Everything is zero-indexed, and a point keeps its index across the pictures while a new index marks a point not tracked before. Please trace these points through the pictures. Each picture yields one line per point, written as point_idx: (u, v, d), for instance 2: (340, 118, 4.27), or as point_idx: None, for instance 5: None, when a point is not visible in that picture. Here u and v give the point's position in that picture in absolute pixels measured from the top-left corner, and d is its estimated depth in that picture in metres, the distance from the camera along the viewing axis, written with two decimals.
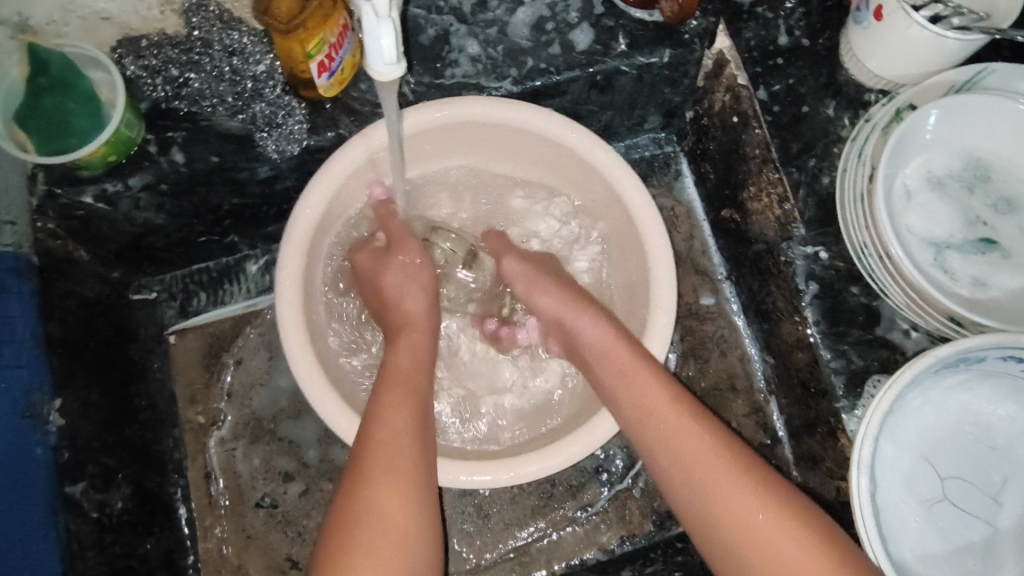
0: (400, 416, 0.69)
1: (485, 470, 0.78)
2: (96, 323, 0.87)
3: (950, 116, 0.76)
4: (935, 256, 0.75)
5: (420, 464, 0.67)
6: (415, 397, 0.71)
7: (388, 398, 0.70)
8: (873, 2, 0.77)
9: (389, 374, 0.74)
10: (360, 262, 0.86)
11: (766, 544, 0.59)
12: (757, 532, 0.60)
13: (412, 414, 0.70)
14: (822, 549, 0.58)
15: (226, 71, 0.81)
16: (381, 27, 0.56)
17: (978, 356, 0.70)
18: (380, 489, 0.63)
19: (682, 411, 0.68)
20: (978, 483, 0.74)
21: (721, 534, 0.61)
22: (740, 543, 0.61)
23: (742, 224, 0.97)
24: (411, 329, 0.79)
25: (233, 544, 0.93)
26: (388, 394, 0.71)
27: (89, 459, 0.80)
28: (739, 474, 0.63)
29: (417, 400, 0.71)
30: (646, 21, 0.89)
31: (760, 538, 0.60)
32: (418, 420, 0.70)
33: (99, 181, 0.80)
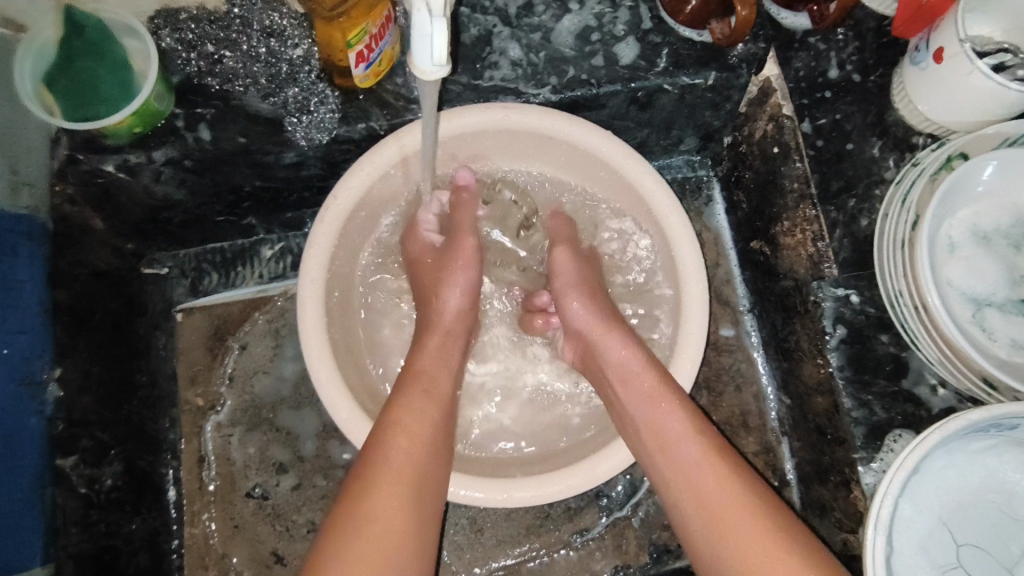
0: (411, 415, 0.67)
1: (481, 488, 0.75)
2: (104, 294, 0.85)
3: (1002, 169, 0.73)
4: (974, 313, 0.72)
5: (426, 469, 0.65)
6: (431, 398, 0.69)
7: (401, 396, 0.69)
8: (933, 44, 0.75)
9: (407, 373, 0.72)
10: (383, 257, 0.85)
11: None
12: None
13: (425, 416, 0.68)
14: None
15: (261, 52, 0.79)
16: (432, 24, 0.53)
17: (1011, 423, 0.66)
18: (382, 487, 0.61)
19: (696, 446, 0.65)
20: (996, 554, 0.71)
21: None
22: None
23: (771, 257, 0.94)
24: (434, 328, 0.77)
25: (219, 532, 0.90)
26: (402, 393, 0.69)
27: (83, 433, 0.78)
28: (753, 516, 0.60)
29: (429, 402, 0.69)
30: (694, 41, 0.87)
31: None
32: (431, 423, 0.68)
33: (122, 151, 0.78)
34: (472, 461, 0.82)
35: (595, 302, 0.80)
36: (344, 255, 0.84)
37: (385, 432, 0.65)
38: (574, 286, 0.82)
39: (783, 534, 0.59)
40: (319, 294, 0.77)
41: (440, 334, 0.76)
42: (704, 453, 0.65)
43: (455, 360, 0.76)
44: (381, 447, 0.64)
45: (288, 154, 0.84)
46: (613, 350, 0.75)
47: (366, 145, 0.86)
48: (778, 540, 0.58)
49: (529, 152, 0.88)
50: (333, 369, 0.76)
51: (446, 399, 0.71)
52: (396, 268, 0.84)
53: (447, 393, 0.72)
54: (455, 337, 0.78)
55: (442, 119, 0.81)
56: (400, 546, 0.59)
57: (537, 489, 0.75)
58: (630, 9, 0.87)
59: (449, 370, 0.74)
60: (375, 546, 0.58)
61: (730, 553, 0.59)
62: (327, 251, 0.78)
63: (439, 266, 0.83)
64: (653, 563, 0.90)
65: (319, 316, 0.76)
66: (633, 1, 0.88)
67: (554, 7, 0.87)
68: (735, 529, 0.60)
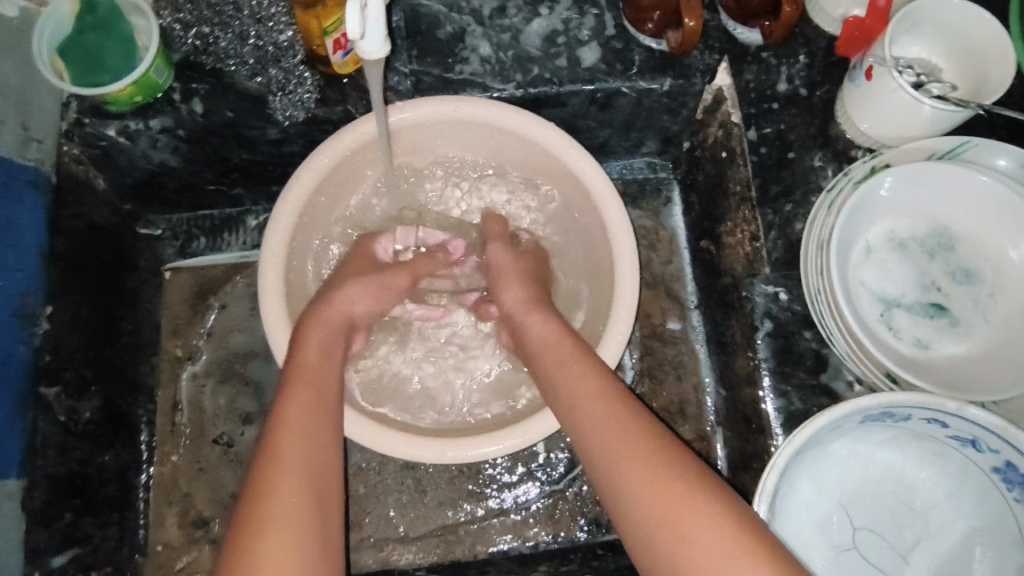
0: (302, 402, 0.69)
1: (420, 444, 0.81)
2: (98, 247, 0.94)
3: (920, 182, 0.78)
4: (882, 311, 0.77)
5: (319, 465, 0.66)
6: (317, 390, 0.72)
7: (287, 393, 0.70)
8: (864, 62, 0.80)
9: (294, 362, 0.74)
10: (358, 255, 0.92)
11: (679, 531, 0.59)
12: (675, 521, 0.59)
13: (315, 409, 0.70)
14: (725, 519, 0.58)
15: (250, 36, 0.86)
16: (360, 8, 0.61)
17: (903, 414, 0.72)
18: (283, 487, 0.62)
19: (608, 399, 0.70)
20: (891, 540, 0.75)
21: (648, 519, 0.61)
22: (662, 531, 0.59)
23: (716, 255, 1.00)
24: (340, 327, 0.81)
25: (185, 472, 0.99)
26: (289, 386, 0.71)
27: (67, 367, 0.86)
28: (662, 461, 0.63)
29: (317, 389, 0.72)
30: (654, 50, 0.93)
31: (676, 526, 0.59)
32: (320, 417, 0.70)
33: (123, 117, 0.87)
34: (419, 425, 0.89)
35: (528, 295, 0.85)
36: (312, 227, 0.92)
37: (277, 432, 0.67)
38: (508, 282, 0.88)
39: (702, 487, 0.61)
40: (278, 258, 0.85)
41: (319, 324, 0.79)
42: (616, 402, 0.69)
43: (337, 351, 0.78)
44: (275, 447, 0.65)
45: (271, 130, 0.92)
46: (537, 328, 0.81)
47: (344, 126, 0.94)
48: (704, 499, 0.60)
49: (491, 149, 0.95)
50: (286, 328, 0.83)
51: (332, 388, 0.73)
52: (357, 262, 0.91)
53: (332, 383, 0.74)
54: (338, 334, 0.80)
55: (404, 108, 0.88)
56: (310, 535, 0.61)
57: (472, 450, 0.81)
58: (596, 16, 0.94)
59: (330, 359, 0.76)
60: (283, 542, 0.59)
61: (651, 501, 0.61)
62: (292, 219, 0.86)
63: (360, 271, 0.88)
64: (583, 535, 0.96)
65: (277, 276, 0.84)
66: (599, 9, 0.94)
67: (525, 11, 0.94)
68: (653, 478, 0.62)
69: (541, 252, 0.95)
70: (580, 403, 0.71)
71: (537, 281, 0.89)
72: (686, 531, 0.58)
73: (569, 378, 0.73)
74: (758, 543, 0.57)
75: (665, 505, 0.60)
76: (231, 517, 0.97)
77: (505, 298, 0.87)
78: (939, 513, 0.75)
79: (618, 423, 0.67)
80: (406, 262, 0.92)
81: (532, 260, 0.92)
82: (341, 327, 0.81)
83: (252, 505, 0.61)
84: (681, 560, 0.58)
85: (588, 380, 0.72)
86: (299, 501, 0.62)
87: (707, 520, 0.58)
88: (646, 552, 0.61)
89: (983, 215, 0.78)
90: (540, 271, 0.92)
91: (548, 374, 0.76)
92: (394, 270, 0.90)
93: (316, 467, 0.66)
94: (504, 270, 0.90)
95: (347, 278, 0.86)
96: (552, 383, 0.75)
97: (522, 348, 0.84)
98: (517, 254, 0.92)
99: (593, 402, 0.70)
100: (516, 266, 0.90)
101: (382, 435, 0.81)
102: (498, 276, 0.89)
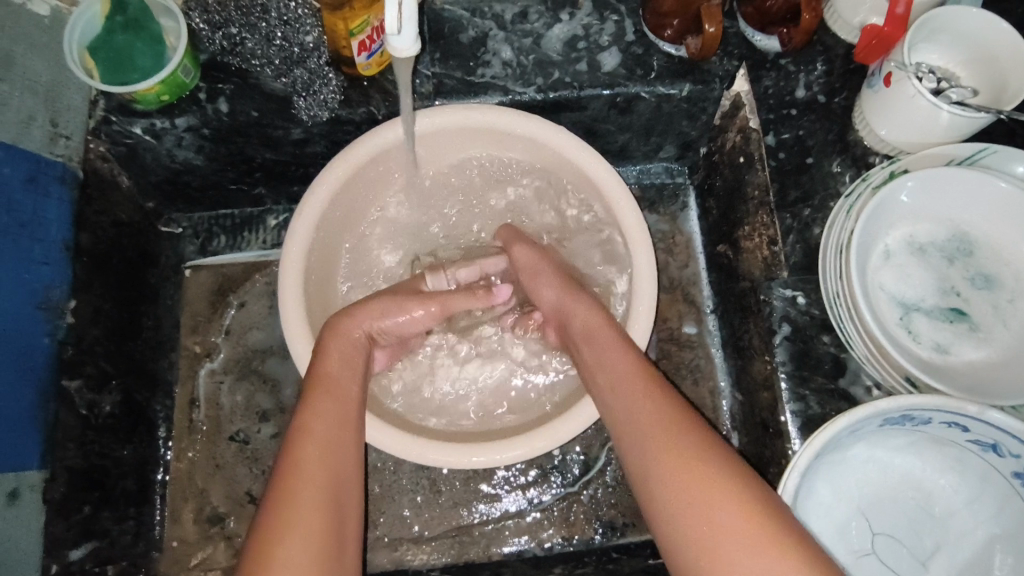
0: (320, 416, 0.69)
1: (449, 453, 0.82)
2: (121, 243, 0.95)
3: (939, 188, 0.78)
4: (901, 316, 0.78)
5: (340, 476, 0.66)
6: (341, 402, 0.72)
7: (305, 405, 0.70)
8: (883, 69, 0.81)
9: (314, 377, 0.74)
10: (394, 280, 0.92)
11: (709, 514, 0.58)
12: (705, 505, 0.59)
13: (339, 420, 0.70)
14: (755, 507, 0.58)
15: (277, 37, 0.88)
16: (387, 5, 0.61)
17: (923, 417, 0.71)
18: (304, 493, 0.63)
19: (649, 387, 0.70)
20: (909, 545, 0.74)
21: (677, 503, 0.61)
22: (690, 515, 0.59)
23: (733, 259, 1.00)
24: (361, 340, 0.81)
25: (201, 469, 0.99)
26: (308, 398, 0.71)
27: (89, 360, 0.87)
28: (698, 446, 0.63)
29: (337, 402, 0.72)
30: (673, 55, 0.94)
31: (705, 509, 0.59)
32: (343, 427, 0.70)
33: (150, 115, 0.88)
34: (437, 432, 0.89)
35: (565, 283, 0.87)
36: (332, 228, 0.93)
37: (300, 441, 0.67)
38: (545, 277, 0.89)
39: (737, 475, 0.61)
40: (298, 259, 0.86)
41: (341, 338, 0.79)
42: (657, 389, 0.70)
43: (359, 365, 0.79)
44: (295, 455, 0.66)
45: (295, 130, 0.93)
46: (579, 312, 0.83)
47: (366, 127, 0.95)
48: (735, 486, 0.59)
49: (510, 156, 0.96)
50: (305, 326, 0.84)
51: (352, 404, 0.73)
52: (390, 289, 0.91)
53: (354, 397, 0.75)
54: (358, 349, 0.80)
55: (427, 113, 0.89)
56: (327, 537, 0.61)
57: (498, 454, 0.82)
58: (616, 22, 0.95)
59: (354, 374, 0.77)
60: (302, 545, 0.59)
61: (680, 482, 0.61)
62: (315, 219, 0.87)
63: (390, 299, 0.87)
64: (598, 537, 0.97)
65: (298, 275, 0.85)
66: (620, 15, 0.96)
67: (546, 16, 0.96)
68: (688, 462, 0.62)
69: (558, 256, 0.95)
70: (618, 386, 0.72)
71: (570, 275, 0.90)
72: (711, 513, 0.58)
73: (612, 364, 0.75)
74: (781, 527, 0.57)
75: (691, 488, 0.60)
76: (246, 514, 0.98)
77: (544, 296, 0.89)
78: (959, 519, 0.74)
79: (652, 408, 0.68)
80: (443, 295, 0.90)
81: (556, 257, 0.93)
82: (360, 340, 0.81)
83: (271, 509, 0.62)
84: (703, 541, 0.58)
85: (631, 368, 0.73)
86: (319, 507, 0.63)
87: (737, 505, 0.58)
88: (671, 534, 0.61)
89: (1003, 221, 0.79)
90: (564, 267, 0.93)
91: (590, 358, 0.78)
92: (428, 300, 0.88)
93: (338, 477, 0.66)
94: (535, 268, 0.91)
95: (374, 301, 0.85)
96: (593, 366, 0.77)
97: (565, 336, 0.85)
98: (542, 251, 0.93)
99: (630, 387, 0.71)
100: (546, 261, 0.91)
101: (409, 443, 0.83)
102: (530, 275, 0.91)
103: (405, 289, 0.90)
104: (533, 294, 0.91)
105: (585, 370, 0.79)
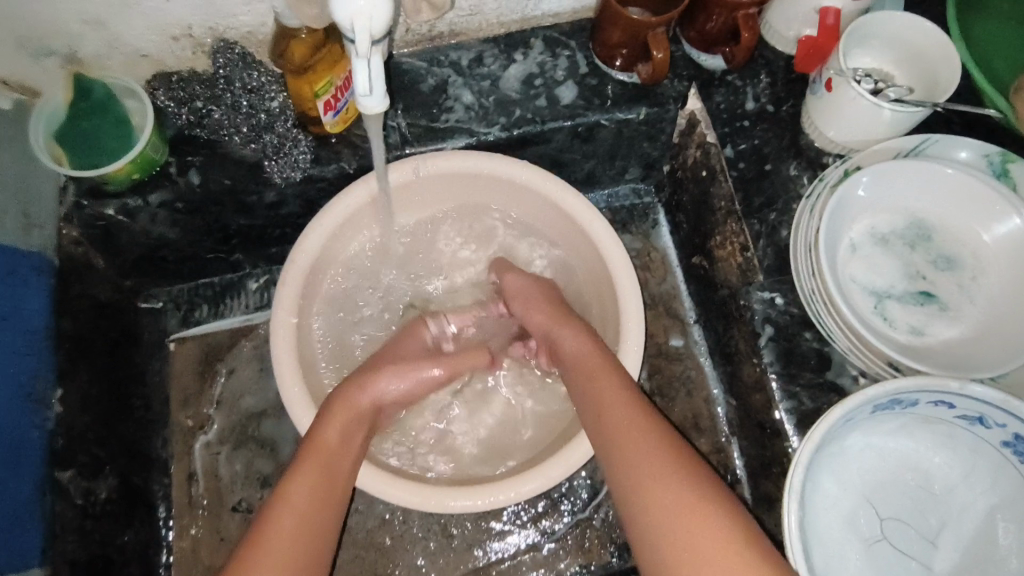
0: (303, 483, 0.71)
1: (466, 495, 0.83)
2: (103, 324, 0.95)
3: (891, 181, 0.83)
4: (876, 304, 0.81)
5: (314, 548, 0.69)
6: (327, 470, 0.74)
7: (296, 468, 0.73)
8: (824, 75, 0.85)
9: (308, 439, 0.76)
10: (402, 341, 0.92)
11: (684, 540, 0.62)
12: (682, 532, 0.63)
13: (319, 490, 0.72)
14: (730, 536, 0.61)
15: (243, 105, 0.91)
16: (357, 63, 0.62)
17: (911, 399, 0.74)
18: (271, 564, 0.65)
19: (634, 414, 0.73)
20: (917, 525, 0.76)
21: (654, 528, 0.64)
22: (667, 539, 0.63)
23: (709, 269, 1.04)
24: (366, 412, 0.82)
25: (206, 544, 0.98)
26: (300, 461, 0.74)
27: (80, 449, 0.85)
28: (680, 474, 0.67)
29: (326, 472, 0.74)
30: (626, 83, 0.98)
31: (681, 535, 0.63)
32: (323, 498, 0.72)
33: (122, 195, 0.89)
34: (441, 477, 0.90)
35: (556, 313, 0.89)
36: (317, 286, 0.94)
37: (275, 512, 0.69)
38: (534, 305, 0.91)
39: (715, 504, 0.64)
40: (289, 321, 0.87)
41: (341, 403, 0.80)
42: (641, 417, 0.73)
43: (358, 432, 0.80)
44: (273, 527, 0.68)
45: (269, 193, 0.94)
46: (571, 345, 0.84)
47: (338, 183, 0.97)
48: (711, 514, 0.63)
49: (483, 197, 0.99)
50: (302, 387, 0.86)
51: (340, 476, 0.75)
52: (397, 344, 0.91)
53: (344, 468, 0.76)
54: (361, 415, 0.81)
55: (401, 166, 0.92)
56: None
57: (513, 490, 0.83)
58: (568, 57, 0.99)
59: (348, 440, 0.78)
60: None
61: (666, 512, 0.64)
62: (301, 280, 0.89)
63: (396, 358, 0.88)
64: (615, 560, 0.97)
65: (290, 337, 0.87)
66: (571, 50, 1.00)
67: (501, 58, 0.99)
68: (669, 490, 0.65)
69: (551, 283, 0.97)
70: (610, 417, 0.74)
71: (564, 305, 0.92)
72: (689, 543, 0.62)
73: (597, 391, 0.77)
74: (765, 567, 0.60)
75: (686, 526, 0.63)
76: None
77: (533, 322, 0.90)
78: (960, 494, 0.77)
79: (647, 442, 0.70)
80: (448, 359, 0.90)
81: (549, 284, 0.95)
82: (367, 412, 0.81)
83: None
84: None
85: (616, 394, 0.76)
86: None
87: (712, 534, 0.62)
88: (646, 555, 0.65)
89: (955, 205, 0.83)
90: (557, 295, 0.94)
91: (580, 388, 0.80)
92: (437, 365, 0.88)
93: (309, 546, 0.68)
94: (528, 297, 0.92)
95: (387, 363, 0.86)
96: (584, 397, 0.78)
97: (555, 363, 0.87)
98: (532, 279, 0.95)
99: (626, 421, 0.73)
100: (539, 291, 0.93)
101: (422, 492, 0.83)
102: (521, 303, 0.92)
103: (414, 349, 0.91)
104: (524, 321, 0.93)
105: (576, 399, 0.81)
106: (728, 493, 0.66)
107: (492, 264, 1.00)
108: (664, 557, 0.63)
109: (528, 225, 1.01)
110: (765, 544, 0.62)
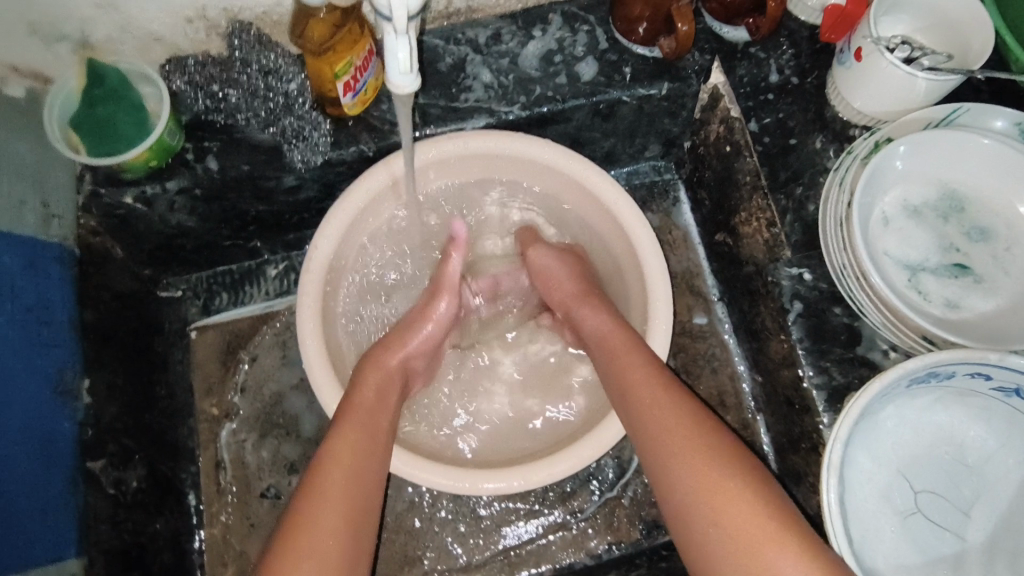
0: (345, 445, 0.71)
1: (498, 477, 0.83)
2: (126, 314, 0.94)
3: (923, 149, 0.82)
4: (910, 278, 0.80)
5: (359, 512, 0.68)
6: (368, 434, 0.74)
7: (337, 429, 0.73)
8: (852, 45, 0.83)
9: (344, 406, 0.76)
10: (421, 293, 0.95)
11: (714, 504, 0.63)
12: (713, 496, 0.63)
13: (362, 452, 0.72)
14: (755, 497, 0.62)
15: (261, 88, 0.89)
16: (397, 42, 0.61)
17: (948, 371, 0.73)
18: (317, 524, 0.65)
19: (656, 383, 0.73)
20: (951, 498, 0.76)
21: (683, 493, 0.65)
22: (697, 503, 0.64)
23: (733, 246, 1.03)
24: (393, 380, 0.82)
25: (236, 530, 0.99)
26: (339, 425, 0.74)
27: (111, 438, 0.85)
28: (702, 441, 0.67)
29: (369, 434, 0.74)
30: (647, 57, 0.96)
31: (710, 499, 0.63)
32: (366, 459, 0.72)
33: (139, 183, 0.87)
34: (472, 460, 0.90)
35: (581, 291, 0.88)
36: (339, 271, 0.93)
37: (322, 467, 0.69)
38: (558, 282, 0.91)
39: (740, 467, 0.65)
40: (315, 305, 0.86)
41: (375, 372, 0.80)
42: (661, 385, 0.73)
43: (393, 398, 0.80)
44: (319, 488, 0.68)
45: (287, 178, 0.93)
46: (591, 322, 0.84)
47: (358, 166, 0.95)
48: (735, 477, 0.63)
49: (505, 176, 0.97)
50: (330, 375, 0.85)
51: (382, 437, 0.75)
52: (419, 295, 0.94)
53: (383, 434, 0.76)
54: (395, 381, 0.82)
55: (424, 146, 0.90)
56: (340, 569, 0.64)
57: (545, 472, 0.83)
58: (588, 32, 0.97)
59: (386, 407, 0.78)
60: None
61: (694, 479, 0.65)
62: (323, 265, 0.88)
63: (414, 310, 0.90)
64: (644, 538, 0.98)
65: (316, 324, 0.86)
66: (590, 25, 0.97)
67: (519, 35, 0.97)
68: (695, 457, 0.66)
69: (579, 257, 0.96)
70: (634, 393, 0.74)
71: (590, 281, 0.91)
72: (720, 506, 0.62)
73: (618, 364, 0.77)
74: (791, 525, 0.61)
75: (714, 490, 0.63)
76: None
77: (557, 297, 0.91)
78: (994, 467, 0.76)
79: (672, 414, 0.70)
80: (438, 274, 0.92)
81: (575, 258, 0.94)
82: (399, 377, 0.83)
83: (292, 531, 0.65)
84: (725, 545, 0.61)
85: (638, 364, 0.76)
86: (334, 530, 0.65)
87: (739, 498, 0.62)
88: (675, 521, 0.66)
89: (987, 175, 0.82)
90: (585, 270, 0.93)
91: (604, 364, 0.80)
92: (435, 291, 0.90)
93: (359, 503, 0.69)
94: (553, 274, 0.92)
95: (410, 329, 0.87)
96: (608, 375, 0.78)
97: (579, 339, 0.87)
98: (560, 251, 0.94)
99: (648, 394, 0.73)
100: (564, 267, 0.92)
101: (454, 474, 0.83)
102: (545, 280, 0.93)
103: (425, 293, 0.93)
104: (549, 297, 0.93)
105: (600, 376, 0.81)
106: (753, 457, 0.67)
107: (518, 233, 1.00)
108: (694, 521, 0.63)
109: (551, 204, 1.00)
110: (788, 504, 0.63)
